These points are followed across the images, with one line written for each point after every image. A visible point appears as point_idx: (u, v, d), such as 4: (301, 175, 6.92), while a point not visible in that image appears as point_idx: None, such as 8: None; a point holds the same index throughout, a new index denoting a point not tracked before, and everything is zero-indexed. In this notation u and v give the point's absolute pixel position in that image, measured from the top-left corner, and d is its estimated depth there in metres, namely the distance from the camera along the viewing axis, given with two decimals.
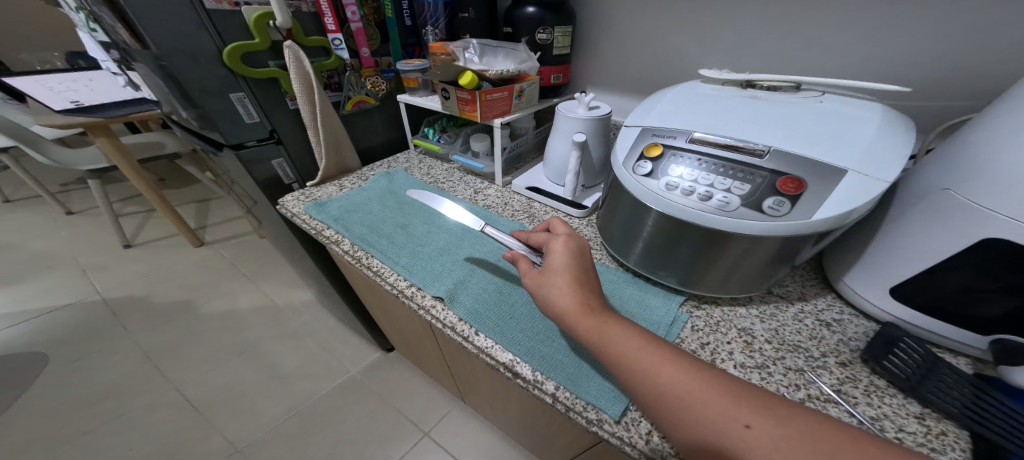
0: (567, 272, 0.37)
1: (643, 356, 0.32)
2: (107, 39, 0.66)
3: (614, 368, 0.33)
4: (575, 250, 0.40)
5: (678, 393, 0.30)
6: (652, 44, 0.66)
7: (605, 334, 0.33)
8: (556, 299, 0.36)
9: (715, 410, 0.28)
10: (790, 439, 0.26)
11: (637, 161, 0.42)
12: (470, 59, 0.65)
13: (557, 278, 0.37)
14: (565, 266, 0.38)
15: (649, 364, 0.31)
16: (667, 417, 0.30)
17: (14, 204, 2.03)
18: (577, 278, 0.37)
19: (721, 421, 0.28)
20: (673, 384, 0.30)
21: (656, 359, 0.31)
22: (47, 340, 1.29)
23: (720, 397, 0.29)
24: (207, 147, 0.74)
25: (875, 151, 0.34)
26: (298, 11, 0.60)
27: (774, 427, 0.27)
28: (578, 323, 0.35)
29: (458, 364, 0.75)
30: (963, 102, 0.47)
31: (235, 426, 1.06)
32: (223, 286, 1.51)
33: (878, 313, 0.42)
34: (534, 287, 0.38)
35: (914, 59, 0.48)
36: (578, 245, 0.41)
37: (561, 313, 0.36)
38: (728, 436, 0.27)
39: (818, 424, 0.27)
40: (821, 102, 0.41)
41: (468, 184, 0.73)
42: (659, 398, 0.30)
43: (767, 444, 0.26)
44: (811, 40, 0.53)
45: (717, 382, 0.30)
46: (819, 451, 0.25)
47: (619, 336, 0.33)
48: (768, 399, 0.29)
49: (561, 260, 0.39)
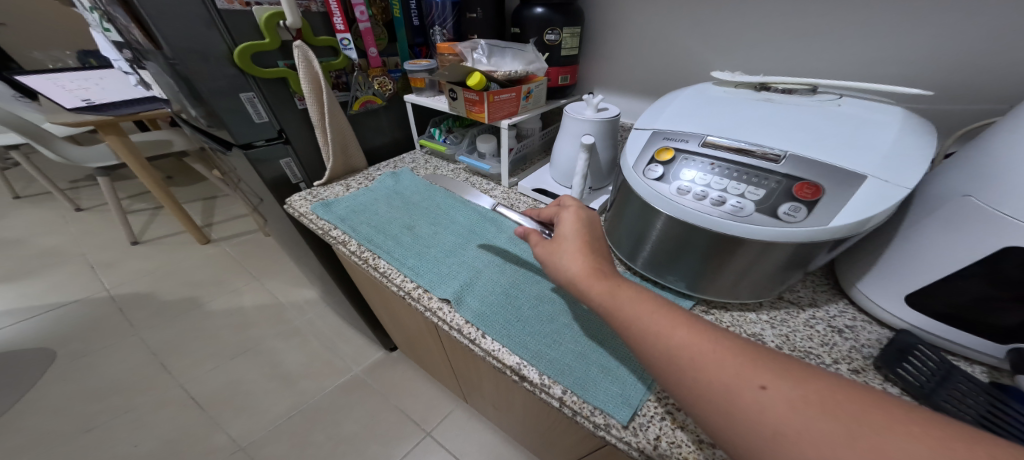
0: (577, 239, 0.38)
1: (653, 318, 0.30)
2: (119, 39, 0.67)
3: (623, 331, 0.31)
4: (585, 220, 0.40)
5: (689, 354, 0.28)
6: (661, 46, 0.65)
7: (615, 297, 0.32)
8: (566, 265, 0.36)
9: (728, 370, 0.26)
10: (811, 402, 0.24)
11: (648, 164, 0.41)
12: (478, 59, 0.63)
13: (567, 245, 0.37)
14: (575, 234, 0.38)
15: (658, 325, 0.30)
16: (678, 381, 0.28)
17: (25, 200, 2.05)
18: (586, 244, 0.37)
19: (733, 381, 0.26)
20: (684, 345, 0.28)
21: (667, 321, 0.30)
22: (55, 336, 1.30)
23: (734, 358, 0.27)
24: (216, 145, 0.75)
25: (895, 157, 0.33)
26: (308, 11, 0.61)
27: (792, 389, 0.25)
28: (588, 288, 0.34)
29: (461, 364, 0.74)
30: (981, 106, 0.46)
31: (239, 424, 1.06)
32: (228, 284, 1.52)
33: (891, 320, 0.41)
34: (544, 256, 0.38)
35: (931, 62, 0.47)
36: (588, 216, 0.41)
37: (571, 278, 0.35)
38: (742, 397, 0.25)
39: (842, 388, 0.25)
40: (838, 106, 0.40)
41: (474, 186, 0.72)
42: (670, 361, 0.28)
43: (784, 406, 0.24)
44: (824, 41, 0.52)
45: (733, 343, 0.28)
46: (841, 414, 0.23)
47: (629, 299, 0.32)
48: (786, 360, 0.27)
49: (571, 229, 0.39)
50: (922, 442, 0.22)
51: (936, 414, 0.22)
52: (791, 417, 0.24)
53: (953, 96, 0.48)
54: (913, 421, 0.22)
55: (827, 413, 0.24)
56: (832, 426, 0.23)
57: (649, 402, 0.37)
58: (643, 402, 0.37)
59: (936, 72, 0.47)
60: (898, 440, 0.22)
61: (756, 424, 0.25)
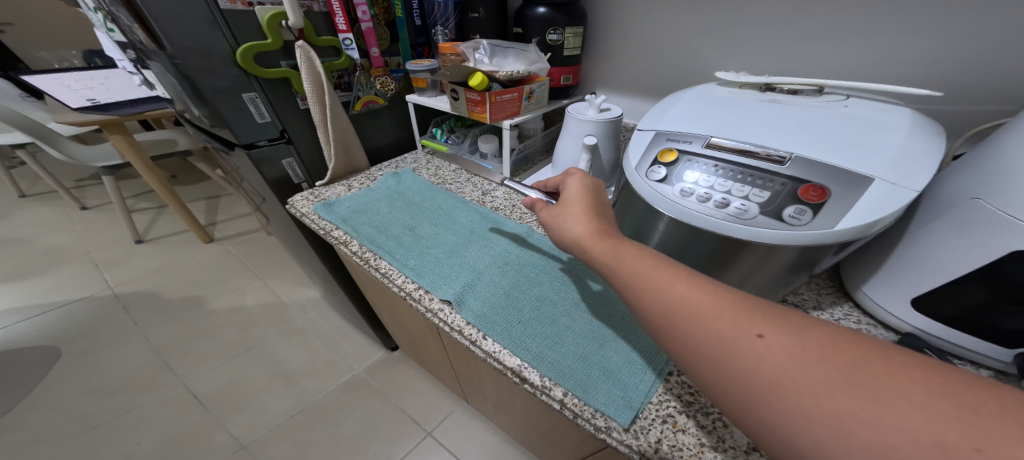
0: (581, 203, 0.38)
1: (653, 274, 0.30)
2: (123, 39, 0.67)
3: (622, 287, 0.31)
4: (589, 186, 0.41)
5: (687, 307, 0.27)
6: (665, 45, 0.65)
7: (617, 255, 0.32)
8: (570, 226, 0.36)
9: (725, 321, 0.26)
10: (808, 351, 0.24)
11: (651, 166, 0.41)
12: (480, 59, 0.64)
13: (572, 208, 0.38)
14: (579, 198, 0.39)
15: (658, 280, 0.30)
16: (675, 336, 0.28)
17: (31, 199, 2.07)
18: (590, 207, 0.38)
19: (729, 331, 0.25)
20: (681, 298, 0.28)
21: (666, 276, 0.30)
22: (60, 334, 1.31)
23: (732, 310, 0.26)
24: (219, 145, 0.75)
25: (904, 159, 0.33)
26: (310, 11, 0.60)
27: (790, 339, 0.24)
28: (590, 247, 0.34)
29: (462, 364, 0.74)
30: (990, 107, 0.46)
31: (241, 423, 1.07)
32: (231, 282, 1.53)
33: (897, 324, 0.40)
34: (550, 220, 0.39)
35: (939, 62, 0.46)
36: (593, 183, 0.41)
37: (573, 238, 0.36)
38: (739, 347, 0.25)
39: (843, 337, 0.24)
40: (846, 107, 0.40)
41: (476, 186, 0.72)
42: (668, 315, 0.28)
43: (781, 354, 0.24)
44: (830, 41, 0.52)
45: (733, 298, 0.28)
46: (838, 362, 0.23)
47: (630, 257, 0.32)
48: (784, 311, 0.26)
49: (576, 193, 0.40)
50: (922, 386, 0.21)
51: (938, 360, 0.22)
52: (788, 364, 0.23)
53: (962, 97, 0.47)
54: (914, 367, 0.22)
55: (825, 361, 0.23)
56: (830, 372, 0.23)
57: (651, 405, 0.37)
58: (645, 405, 0.37)
59: (945, 73, 0.47)
60: (899, 386, 0.21)
61: (752, 373, 0.24)
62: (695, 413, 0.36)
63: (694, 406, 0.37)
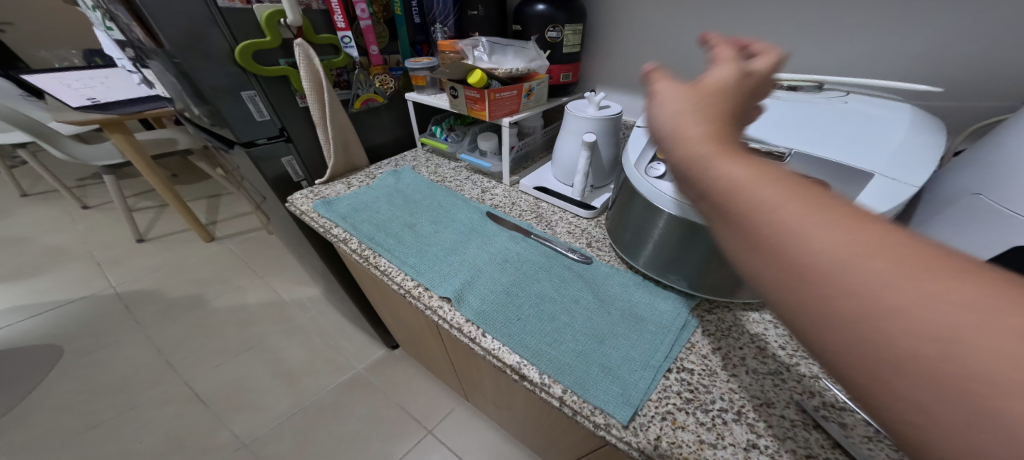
0: (715, 101, 0.24)
1: (825, 204, 0.17)
2: (122, 37, 0.67)
3: (724, 201, 0.20)
4: (737, 82, 0.26)
5: (893, 259, 0.15)
6: (664, 42, 0.65)
7: (763, 170, 0.20)
8: (687, 124, 0.23)
9: (983, 297, 0.13)
10: None
11: (650, 163, 0.41)
12: (479, 57, 0.64)
13: (700, 102, 0.24)
14: (714, 93, 0.25)
15: (833, 215, 0.17)
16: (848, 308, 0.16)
17: (32, 198, 2.08)
18: (726, 110, 0.24)
19: (994, 313, 0.13)
20: (882, 247, 0.16)
21: (831, 205, 0.17)
22: (61, 332, 1.32)
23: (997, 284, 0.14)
24: (218, 143, 0.75)
25: (904, 154, 0.33)
26: (308, 9, 0.60)
27: None
28: (715, 156, 0.21)
29: (462, 362, 0.74)
30: (992, 103, 0.46)
31: (242, 421, 1.07)
32: (232, 281, 1.53)
33: None
34: (657, 116, 0.26)
35: (941, 58, 0.46)
36: (746, 81, 0.26)
37: (690, 139, 0.23)
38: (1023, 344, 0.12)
39: None
40: (846, 103, 0.40)
41: (475, 184, 0.72)
42: (848, 269, 0.16)
43: None
44: (831, 37, 0.51)
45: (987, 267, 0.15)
46: None
47: (776, 177, 0.19)
48: None
49: (712, 86, 0.25)
50: None
51: None
52: None
53: (963, 93, 0.47)
54: None
55: None
56: None
57: (650, 402, 0.37)
58: (645, 402, 0.37)
59: (946, 68, 0.46)
60: None
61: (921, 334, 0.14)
62: (695, 410, 0.36)
63: (694, 403, 0.37)
